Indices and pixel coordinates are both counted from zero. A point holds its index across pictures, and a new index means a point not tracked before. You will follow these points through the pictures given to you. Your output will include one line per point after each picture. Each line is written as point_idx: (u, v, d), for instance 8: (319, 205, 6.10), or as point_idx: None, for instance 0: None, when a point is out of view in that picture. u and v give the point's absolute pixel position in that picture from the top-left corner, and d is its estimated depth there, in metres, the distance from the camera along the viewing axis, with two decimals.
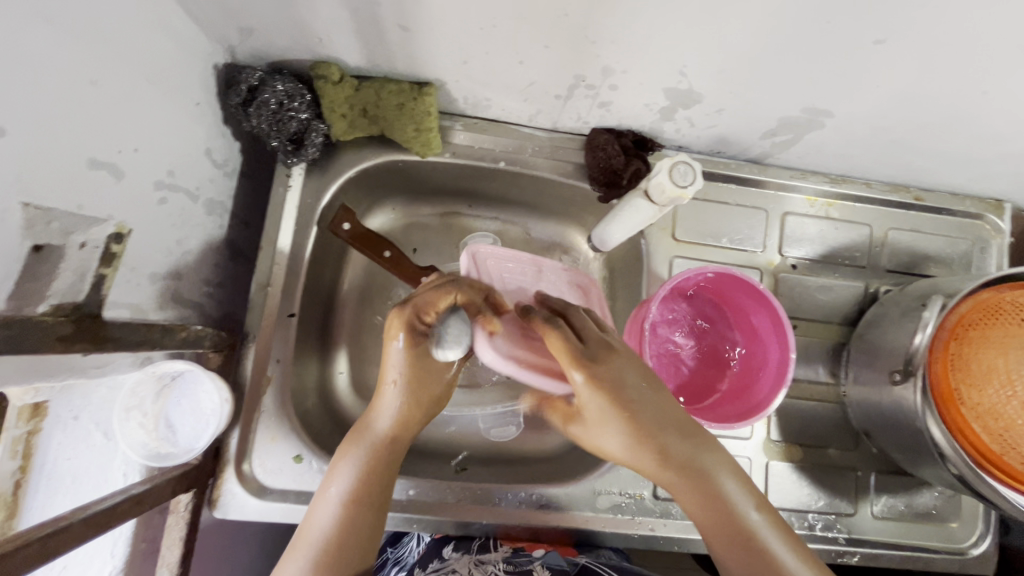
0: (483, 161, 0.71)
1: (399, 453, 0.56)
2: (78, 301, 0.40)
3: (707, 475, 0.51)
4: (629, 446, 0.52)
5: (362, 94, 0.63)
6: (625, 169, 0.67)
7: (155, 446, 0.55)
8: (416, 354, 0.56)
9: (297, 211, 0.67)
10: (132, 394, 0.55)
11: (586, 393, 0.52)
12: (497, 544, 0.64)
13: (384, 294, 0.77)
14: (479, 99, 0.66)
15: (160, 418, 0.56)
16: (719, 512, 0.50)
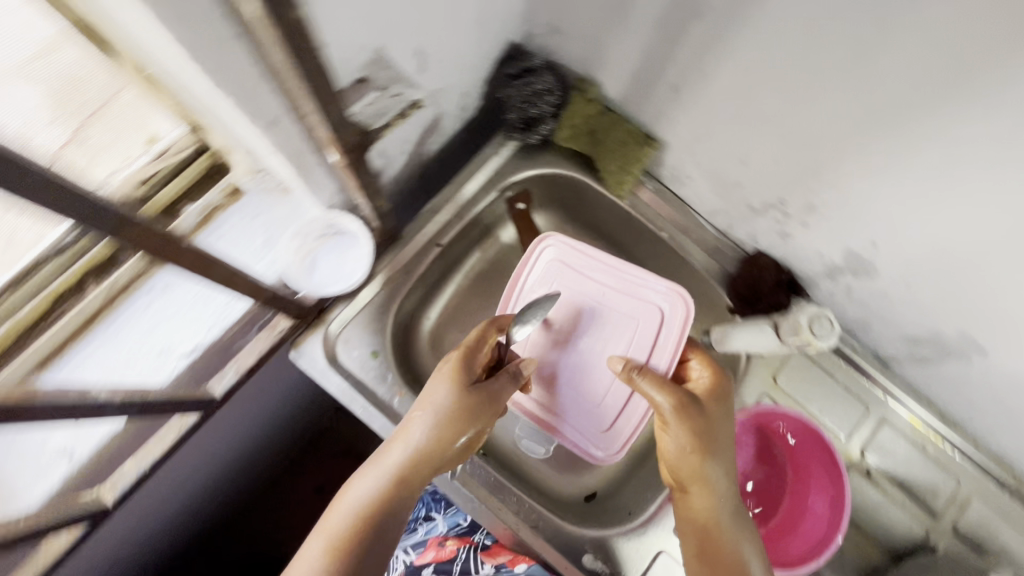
0: (651, 224, 0.79)
1: (416, 480, 0.57)
2: (370, 128, 0.54)
3: (735, 521, 0.57)
4: (695, 448, 0.59)
5: (599, 119, 0.73)
6: (767, 295, 0.72)
7: (292, 271, 0.64)
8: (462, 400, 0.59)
9: (491, 174, 0.78)
10: (306, 225, 0.63)
11: (705, 399, 0.63)
12: (479, 561, 0.74)
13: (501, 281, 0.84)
14: (682, 174, 0.74)
15: (309, 255, 0.64)
16: (749, 530, 0.58)
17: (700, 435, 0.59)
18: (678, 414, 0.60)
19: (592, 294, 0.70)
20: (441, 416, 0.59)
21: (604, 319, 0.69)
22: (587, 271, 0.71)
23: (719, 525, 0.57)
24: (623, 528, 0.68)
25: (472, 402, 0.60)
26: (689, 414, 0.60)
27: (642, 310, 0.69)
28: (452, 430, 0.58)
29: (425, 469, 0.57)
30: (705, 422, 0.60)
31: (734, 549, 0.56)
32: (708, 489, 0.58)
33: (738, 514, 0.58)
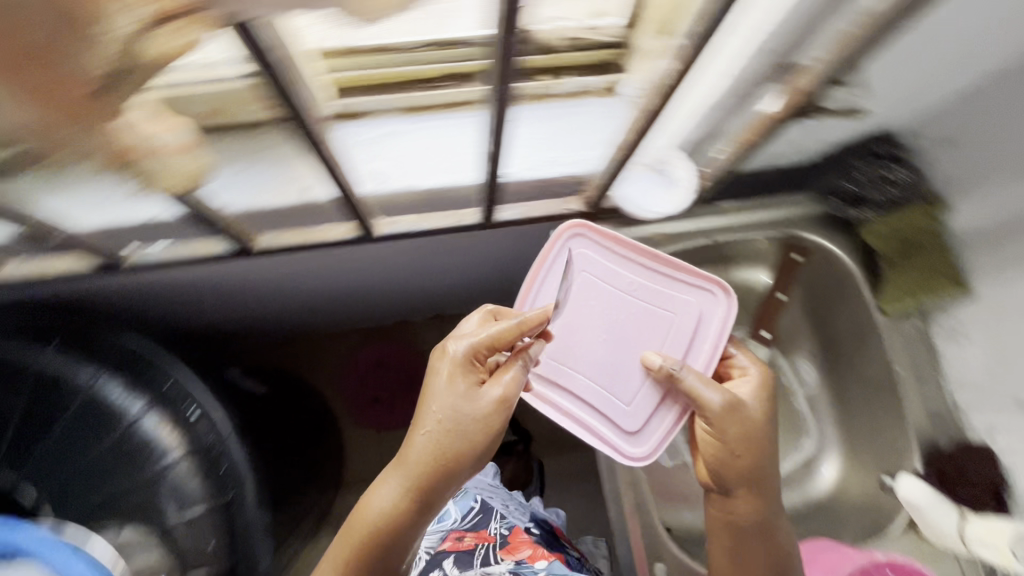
0: (892, 353, 0.76)
1: (443, 487, 0.59)
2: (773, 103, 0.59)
3: (773, 522, 0.61)
4: (744, 450, 0.60)
5: (925, 237, 0.73)
6: (973, 488, 0.68)
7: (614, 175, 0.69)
8: (467, 403, 0.59)
9: (789, 216, 0.81)
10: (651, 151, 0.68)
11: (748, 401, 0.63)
12: (498, 556, 0.82)
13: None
14: (964, 332, 0.72)
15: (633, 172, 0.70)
16: (784, 527, 0.62)
17: (748, 437, 0.60)
18: (728, 412, 0.60)
19: (621, 290, 0.70)
20: (444, 445, 0.58)
21: (633, 313, 0.69)
22: (619, 262, 0.71)
23: (757, 524, 0.61)
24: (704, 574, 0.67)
25: (467, 437, 0.59)
26: (740, 416, 0.60)
27: (682, 304, 0.69)
28: (458, 458, 0.59)
29: (438, 484, 0.59)
30: (751, 426, 0.60)
31: (769, 543, 0.61)
32: (750, 493, 0.60)
33: (778, 517, 0.61)
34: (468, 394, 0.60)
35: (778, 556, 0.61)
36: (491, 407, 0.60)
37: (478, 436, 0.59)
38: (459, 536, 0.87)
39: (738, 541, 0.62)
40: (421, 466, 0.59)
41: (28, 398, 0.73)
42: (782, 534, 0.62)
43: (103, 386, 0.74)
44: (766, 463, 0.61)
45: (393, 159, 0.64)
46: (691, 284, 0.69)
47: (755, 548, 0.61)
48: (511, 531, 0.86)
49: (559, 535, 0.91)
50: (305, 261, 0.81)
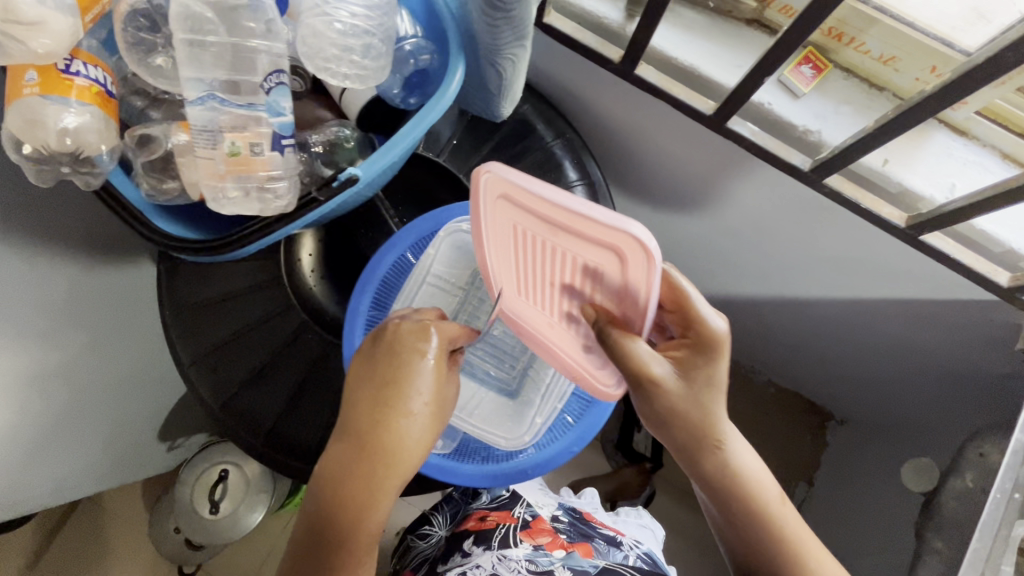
0: None
1: (365, 491, 0.52)
2: None
3: (720, 459, 0.57)
4: (675, 406, 0.55)
5: None
6: None
7: None
8: (409, 386, 0.54)
9: None
10: None
11: (683, 359, 0.55)
12: (518, 538, 0.84)
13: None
14: None
15: None
16: (748, 459, 0.57)
17: (676, 395, 0.55)
18: (666, 373, 0.54)
19: (543, 235, 0.52)
20: (381, 433, 0.53)
21: (557, 256, 0.53)
22: (523, 197, 0.49)
23: (709, 463, 0.57)
24: None
25: (411, 422, 0.54)
26: (675, 382, 0.54)
27: (602, 252, 0.49)
28: (400, 454, 0.54)
29: (360, 487, 0.52)
30: (687, 376, 0.55)
31: (739, 488, 0.57)
32: (700, 450, 0.57)
33: (723, 450, 0.57)
34: (409, 378, 0.55)
35: (762, 502, 0.56)
36: (427, 391, 0.55)
37: (405, 420, 0.54)
38: (482, 517, 0.91)
39: (710, 487, 0.58)
40: (337, 472, 0.53)
41: (525, 159, 0.85)
42: (739, 453, 0.57)
43: (574, 193, 0.84)
44: (696, 408, 0.55)
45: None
46: (599, 224, 0.46)
47: (737, 513, 0.57)
48: (534, 518, 0.89)
49: (590, 519, 0.94)
50: (771, 204, 0.84)
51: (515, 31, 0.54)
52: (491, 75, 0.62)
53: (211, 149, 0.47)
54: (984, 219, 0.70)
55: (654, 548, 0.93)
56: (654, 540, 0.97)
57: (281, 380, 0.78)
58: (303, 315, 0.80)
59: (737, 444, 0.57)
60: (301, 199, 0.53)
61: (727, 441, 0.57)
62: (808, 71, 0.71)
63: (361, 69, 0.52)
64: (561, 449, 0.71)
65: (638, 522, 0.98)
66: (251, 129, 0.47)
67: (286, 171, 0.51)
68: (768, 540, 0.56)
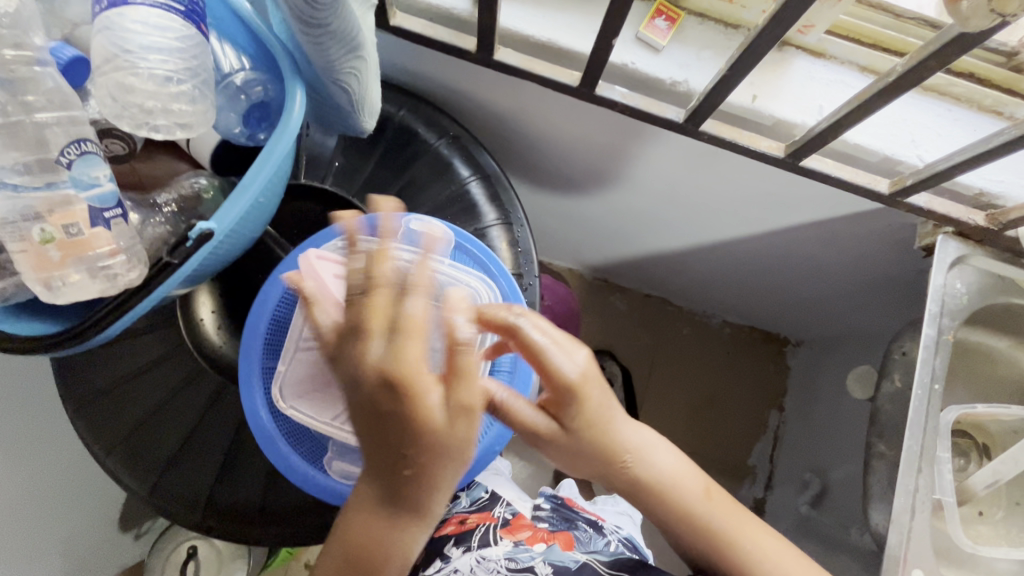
0: None
1: (390, 528, 0.49)
2: None
3: (635, 474, 0.59)
4: (578, 448, 0.57)
5: None
6: None
7: None
8: (395, 432, 0.45)
9: None
10: None
11: (563, 411, 0.56)
12: (499, 537, 0.82)
13: (997, 386, 0.89)
14: None
15: None
16: (659, 460, 0.59)
17: (567, 445, 0.57)
18: (553, 423, 0.56)
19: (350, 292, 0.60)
20: (416, 495, 0.47)
21: None
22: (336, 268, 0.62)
23: (621, 480, 0.59)
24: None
25: (447, 474, 0.48)
26: (560, 432, 0.56)
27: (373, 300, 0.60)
28: (415, 491, 0.47)
29: (381, 529, 0.49)
30: (580, 418, 0.56)
31: (657, 497, 0.59)
32: (612, 468, 0.58)
33: (637, 465, 0.59)
34: (383, 422, 0.45)
35: (684, 504, 0.59)
36: (411, 422, 0.45)
37: (403, 467, 0.46)
38: (460, 518, 0.89)
39: (632, 495, 0.60)
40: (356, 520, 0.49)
41: (414, 167, 0.83)
42: (655, 461, 0.59)
43: (469, 189, 0.83)
44: (595, 445, 0.57)
45: (913, 131, 0.71)
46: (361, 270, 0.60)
47: (670, 524, 0.59)
48: (513, 515, 0.87)
49: (571, 506, 0.93)
50: (666, 158, 0.85)
51: (344, 45, 0.53)
52: (337, 95, 0.59)
53: (22, 242, 0.45)
54: (858, 131, 0.71)
55: (633, 532, 0.94)
56: (635, 522, 0.99)
57: (210, 447, 0.74)
58: (217, 377, 0.75)
59: (648, 454, 0.59)
60: (155, 267, 0.51)
61: (635, 454, 0.58)
62: (662, 23, 0.71)
63: (184, 117, 0.50)
64: (485, 446, 0.70)
65: (616, 510, 1.00)
66: (62, 209, 0.46)
67: (123, 243, 0.50)
68: (695, 536, 0.59)
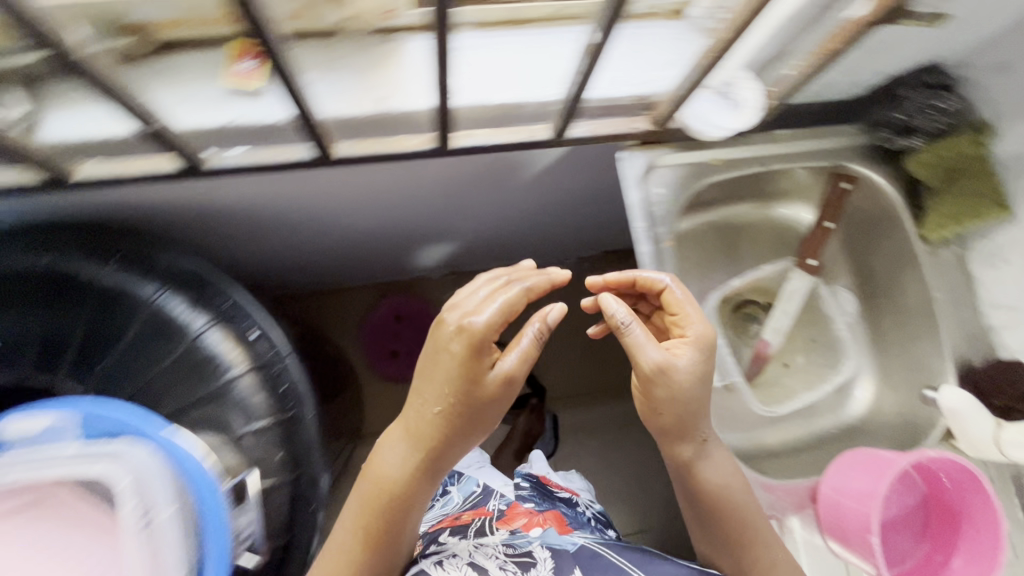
0: (932, 279, 0.81)
1: (425, 473, 0.59)
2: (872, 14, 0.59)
3: (705, 458, 0.66)
4: (673, 406, 0.61)
5: (970, 164, 0.77)
6: (1006, 398, 0.73)
7: (709, 88, 0.72)
8: (469, 368, 0.55)
9: (834, 147, 0.82)
10: (733, 76, 0.71)
11: (682, 353, 0.61)
12: (496, 526, 0.76)
13: (757, 242, 0.94)
14: (998, 254, 0.77)
15: (714, 91, 0.72)
16: (721, 461, 0.67)
17: (672, 397, 0.60)
18: (681, 366, 0.60)
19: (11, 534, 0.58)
20: (441, 446, 0.58)
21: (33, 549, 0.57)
22: None
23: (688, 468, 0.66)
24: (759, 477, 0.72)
25: (471, 425, 0.57)
26: (670, 378, 0.60)
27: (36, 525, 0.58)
28: (463, 437, 0.58)
29: (409, 479, 0.59)
30: (693, 379, 0.61)
31: (715, 486, 0.66)
32: (689, 449, 0.65)
33: (708, 448, 0.66)
34: (467, 360, 0.55)
35: (734, 495, 0.66)
36: (495, 368, 0.56)
37: (465, 406, 0.56)
38: (454, 514, 0.82)
39: (707, 482, 0.66)
40: (396, 472, 0.59)
41: (83, 307, 0.72)
42: (722, 450, 0.68)
43: (164, 303, 0.74)
44: (680, 415, 0.62)
45: (533, 63, 0.66)
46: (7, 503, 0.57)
47: (719, 518, 0.66)
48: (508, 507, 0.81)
49: (547, 483, 0.93)
50: (360, 180, 0.80)
51: None
52: None
53: None
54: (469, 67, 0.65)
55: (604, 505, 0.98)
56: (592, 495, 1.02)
57: None
58: None
59: (714, 440, 0.66)
60: None
61: (712, 442, 0.66)
62: (247, 65, 0.61)
63: None
64: None
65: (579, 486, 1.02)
66: None
67: None
68: (737, 524, 0.66)
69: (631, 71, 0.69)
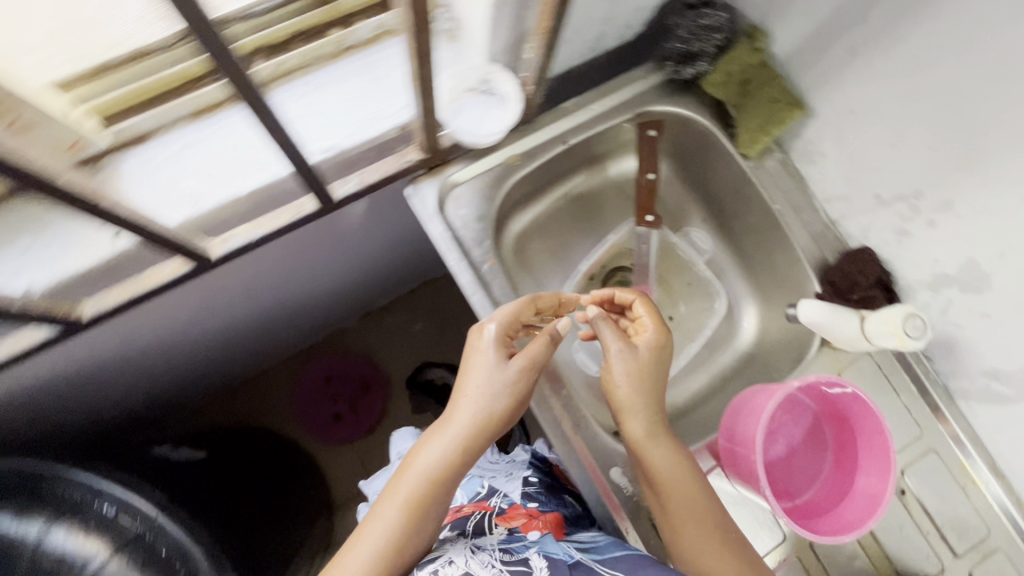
0: (766, 192, 0.79)
1: (461, 470, 0.58)
2: None
3: (680, 464, 0.61)
4: (636, 386, 0.64)
5: (758, 71, 0.74)
6: (862, 289, 0.72)
7: (457, 95, 0.66)
8: (491, 356, 0.61)
9: (629, 97, 0.78)
10: (476, 75, 0.66)
11: (645, 340, 0.67)
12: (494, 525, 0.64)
13: (599, 212, 0.91)
14: (814, 150, 0.75)
15: (464, 97, 0.66)
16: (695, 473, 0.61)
17: (637, 373, 0.65)
18: (648, 348, 0.67)
19: None
20: (480, 437, 0.58)
21: None
22: None
23: (667, 473, 0.60)
24: None
25: (494, 421, 0.59)
26: (634, 355, 0.65)
27: None
28: (490, 429, 0.59)
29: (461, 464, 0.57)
30: (660, 362, 0.67)
31: (686, 494, 0.60)
32: (666, 448, 0.62)
33: (683, 456, 0.62)
34: (496, 353, 0.61)
35: (703, 500, 0.60)
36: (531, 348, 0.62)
37: (503, 383, 0.60)
38: (454, 511, 0.70)
39: (672, 488, 0.60)
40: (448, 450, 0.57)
41: None
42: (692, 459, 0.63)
43: None
44: (654, 399, 0.65)
45: (230, 150, 0.59)
46: None
47: (688, 533, 0.59)
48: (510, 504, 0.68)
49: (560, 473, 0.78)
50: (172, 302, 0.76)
51: None
52: None
53: None
54: (174, 178, 0.58)
55: None
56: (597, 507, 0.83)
57: None
58: None
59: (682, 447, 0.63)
60: None
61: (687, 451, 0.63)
62: None
63: None
64: None
65: None
66: None
67: None
68: (706, 534, 0.58)
69: (362, 112, 0.62)
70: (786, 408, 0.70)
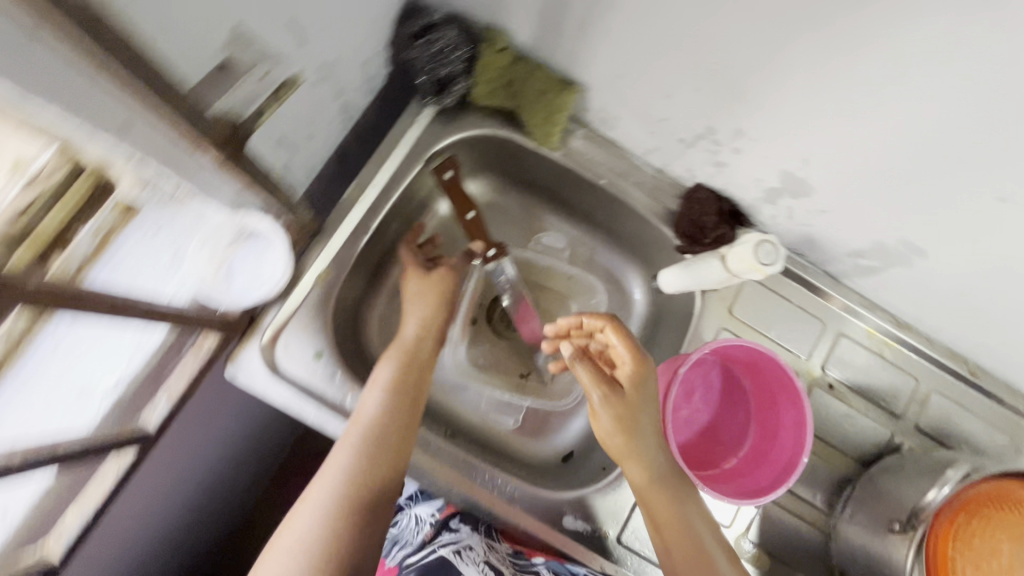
0: (587, 172, 0.75)
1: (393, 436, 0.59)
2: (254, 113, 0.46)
3: (672, 488, 0.59)
4: (630, 436, 0.59)
5: (514, 68, 0.68)
6: (711, 230, 0.70)
7: (215, 261, 0.55)
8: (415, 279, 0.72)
9: (409, 147, 0.72)
10: (221, 231, 0.53)
11: (629, 377, 0.62)
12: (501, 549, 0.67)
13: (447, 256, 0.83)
14: (607, 116, 0.71)
15: (224, 261, 0.56)
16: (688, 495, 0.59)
17: (624, 418, 0.59)
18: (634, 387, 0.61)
19: None
20: (406, 401, 0.62)
21: None
22: None
23: (653, 497, 0.59)
24: (599, 484, 0.69)
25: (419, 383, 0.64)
26: (619, 400, 0.60)
27: None
28: (416, 393, 0.63)
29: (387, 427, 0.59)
30: (648, 397, 0.61)
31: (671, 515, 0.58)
32: (659, 477, 0.59)
33: (677, 482, 0.60)
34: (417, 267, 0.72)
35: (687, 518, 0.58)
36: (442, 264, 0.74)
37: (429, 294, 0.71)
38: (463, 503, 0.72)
39: (659, 515, 0.58)
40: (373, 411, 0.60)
41: None
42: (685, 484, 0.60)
43: None
44: (654, 441, 0.60)
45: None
46: None
47: (672, 546, 0.58)
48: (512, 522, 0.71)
49: None
50: None
51: None
52: None
53: None
54: None
55: None
56: None
57: None
58: None
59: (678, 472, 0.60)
60: None
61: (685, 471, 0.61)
62: None
63: None
64: None
65: None
66: None
67: None
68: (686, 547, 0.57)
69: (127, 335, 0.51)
70: (698, 374, 0.70)
